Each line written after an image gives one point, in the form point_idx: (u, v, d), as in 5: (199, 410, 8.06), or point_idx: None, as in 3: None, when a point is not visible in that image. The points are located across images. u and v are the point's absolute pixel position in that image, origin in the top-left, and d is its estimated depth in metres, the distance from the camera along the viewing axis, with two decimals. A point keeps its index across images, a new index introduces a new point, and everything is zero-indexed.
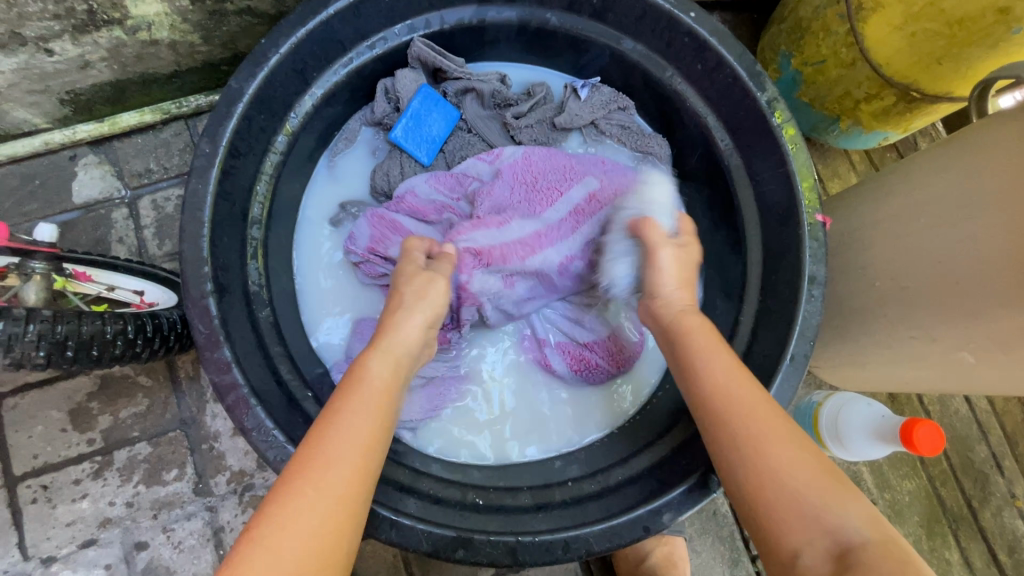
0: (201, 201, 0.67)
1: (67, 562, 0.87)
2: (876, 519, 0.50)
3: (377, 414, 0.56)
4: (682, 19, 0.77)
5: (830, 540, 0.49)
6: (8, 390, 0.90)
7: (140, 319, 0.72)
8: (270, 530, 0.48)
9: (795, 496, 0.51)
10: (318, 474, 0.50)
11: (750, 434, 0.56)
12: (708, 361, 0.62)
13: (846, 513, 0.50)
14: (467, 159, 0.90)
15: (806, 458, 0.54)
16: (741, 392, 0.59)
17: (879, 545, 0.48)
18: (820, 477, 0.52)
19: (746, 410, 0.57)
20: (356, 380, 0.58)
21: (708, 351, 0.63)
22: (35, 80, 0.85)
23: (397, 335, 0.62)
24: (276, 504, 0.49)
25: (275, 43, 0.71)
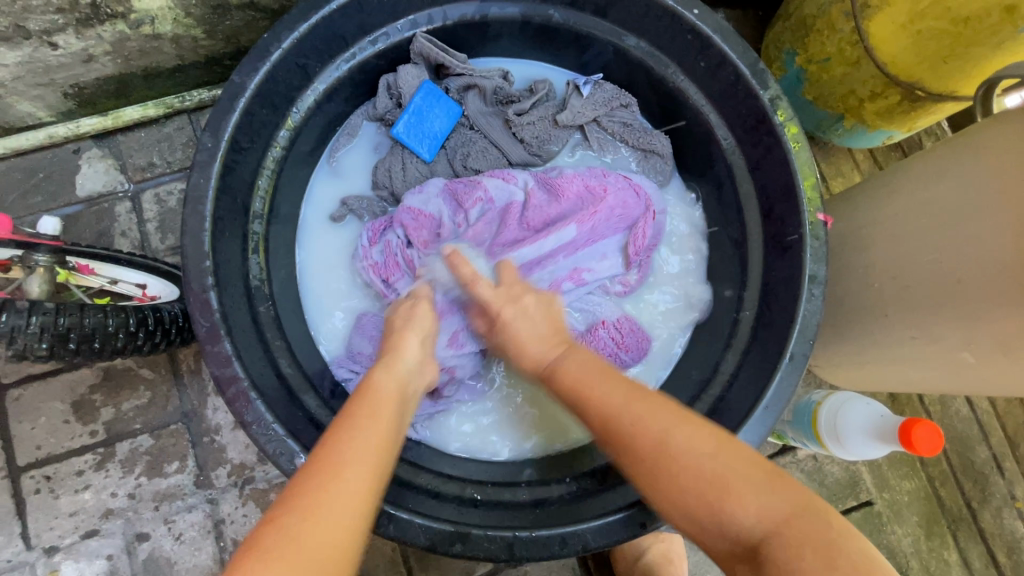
0: (203, 195, 0.68)
1: (70, 552, 0.88)
2: (767, 499, 0.48)
3: (381, 420, 0.56)
4: (685, 16, 0.76)
5: (733, 540, 0.48)
6: (12, 381, 0.90)
7: (141, 313, 0.72)
8: (304, 516, 0.46)
9: (694, 501, 0.50)
10: (336, 483, 0.49)
11: (649, 445, 0.53)
12: (567, 365, 0.64)
13: (742, 501, 0.49)
14: (468, 156, 0.90)
15: (699, 451, 0.52)
16: (647, 413, 0.55)
17: (777, 535, 0.46)
18: (707, 442, 0.53)
19: (632, 426, 0.55)
20: (368, 393, 0.59)
21: (597, 387, 0.59)
22: (39, 73, 0.85)
23: (400, 356, 0.65)
24: (302, 511, 0.46)
25: (277, 38, 0.71)
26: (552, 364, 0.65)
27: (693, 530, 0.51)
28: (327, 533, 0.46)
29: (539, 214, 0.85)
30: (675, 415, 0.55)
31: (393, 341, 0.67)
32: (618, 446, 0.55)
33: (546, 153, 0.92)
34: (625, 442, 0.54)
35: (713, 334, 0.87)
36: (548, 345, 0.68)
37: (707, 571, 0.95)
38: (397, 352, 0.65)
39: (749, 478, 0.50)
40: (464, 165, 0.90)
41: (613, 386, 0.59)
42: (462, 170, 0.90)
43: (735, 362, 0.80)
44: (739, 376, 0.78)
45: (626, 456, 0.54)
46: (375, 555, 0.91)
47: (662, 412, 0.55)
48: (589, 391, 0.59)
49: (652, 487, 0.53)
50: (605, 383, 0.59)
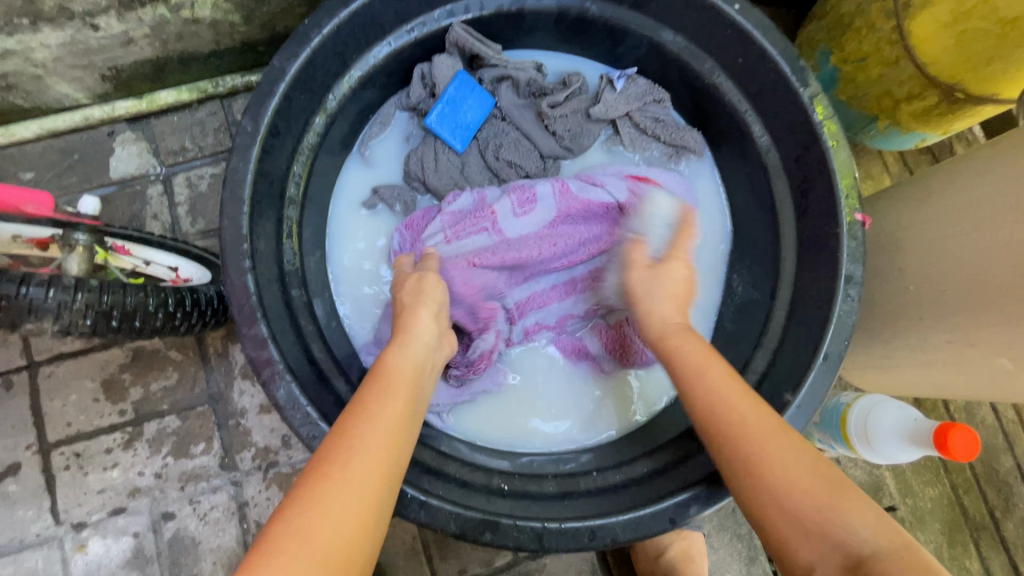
0: (242, 178, 0.68)
1: (97, 528, 0.89)
2: (886, 522, 0.49)
3: (405, 399, 0.56)
4: (726, 11, 0.76)
5: (842, 552, 0.48)
6: (44, 358, 0.92)
7: (179, 293, 0.74)
8: (318, 502, 0.46)
9: (806, 506, 0.51)
10: (341, 474, 0.48)
11: (732, 429, 0.57)
12: (682, 339, 0.65)
13: (860, 517, 0.49)
14: (500, 147, 0.90)
15: (801, 458, 0.54)
16: (750, 413, 0.57)
17: (898, 552, 0.47)
18: (800, 450, 0.54)
19: (739, 421, 0.57)
20: (387, 373, 0.58)
21: (700, 371, 0.61)
22: (79, 55, 0.86)
23: (416, 335, 0.63)
24: (310, 504, 0.46)
25: (318, 24, 0.71)
26: (668, 336, 0.65)
27: (784, 533, 0.51)
28: (334, 539, 0.45)
29: (537, 246, 0.81)
30: (754, 407, 0.58)
31: (405, 318, 0.65)
32: (733, 449, 0.56)
33: (577, 146, 0.92)
34: (739, 443, 0.56)
35: (741, 335, 0.86)
36: (669, 312, 0.68)
37: (726, 571, 0.94)
38: (410, 331, 0.63)
39: (860, 495, 0.51)
40: (495, 156, 0.90)
41: (726, 380, 0.60)
42: (493, 161, 0.90)
43: (765, 360, 0.80)
44: (769, 375, 0.78)
45: (731, 447, 0.56)
46: (396, 542, 0.92)
47: (742, 401, 0.59)
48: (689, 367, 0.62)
49: (761, 478, 0.54)
50: (719, 376, 0.61)
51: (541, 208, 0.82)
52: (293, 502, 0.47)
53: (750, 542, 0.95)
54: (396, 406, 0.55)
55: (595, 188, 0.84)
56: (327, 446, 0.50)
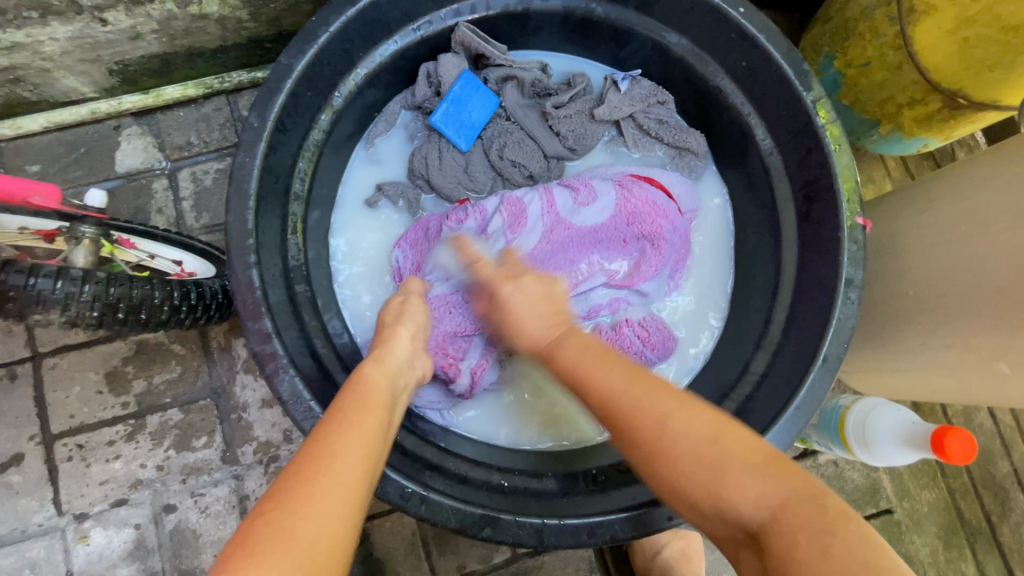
0: (248, 174, 0.68)
1: (99, 520, 0.90)
2: (772, 482, 0.48)
3: (375, 417, 0.55)
4: (731, 14, 0.76)
5: (741, 529, 0.48)
6: (49, 350, 0.92)
7: (185, 286, 0.74)
8: (303, 499, 0.45)
9: (693, 485, 0.50)
10: (326, 474, 0.47)
11: (650, 429, 0.52)
12: (565, 347, 0.61)
13: (740, 489, 0.48)
14: (504, 146, 0.90)
15: (688, 425, 0.52)
16: (646, 398, 0.54)
17: (776, 520, 0.46)
18: (704, 423, 0.52)
19: (637, 403, 0.53)
20: (359, 387, 0.58)
21: (598, 372, 0.57)
22: (87, 49, 0.87)
23: (391, 350, 0.65)
24: (292, 501, 0.45)
25: (325, 21, 0.71)
26: (554, 343, 0.62)
27: (699, 517, 0.51)
28: (318, 537, 0.44)
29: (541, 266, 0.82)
30: (641, 386, 0.55)
31: (382, 347, 0.66)
32: (626, 430, 0.53)
33: (581, 147, 0.92)
34: (642, 445, 0.52)
35: (741, 337, 0.87)
36: (547, 327, 0.64)
37: (723, 571, 0.95)
38: (388, 346, 0.66)
39: (745, 463, 0.49)
40: (499, 155, 0.90)
41: (613, 368, 0.57)
42: (497, 160, 0.90)
43: (764, 361, 0.81)
44: (769, 376, 0.78)
45: (632, 448, 0.53)
46: (395, 538, 0.92)
47: (660, 394, 0.54)
48: (586, 375, 0.57)
49: (664, 463, 0.51)
50: (605, 366, 0.57)
51: (532, 231, 0.83)
52: (253, 530, 0.44)
53: None
54: (364, 422, 0.54)
55: (584, 207, 0.85)
56: (290, 468, 0.48)
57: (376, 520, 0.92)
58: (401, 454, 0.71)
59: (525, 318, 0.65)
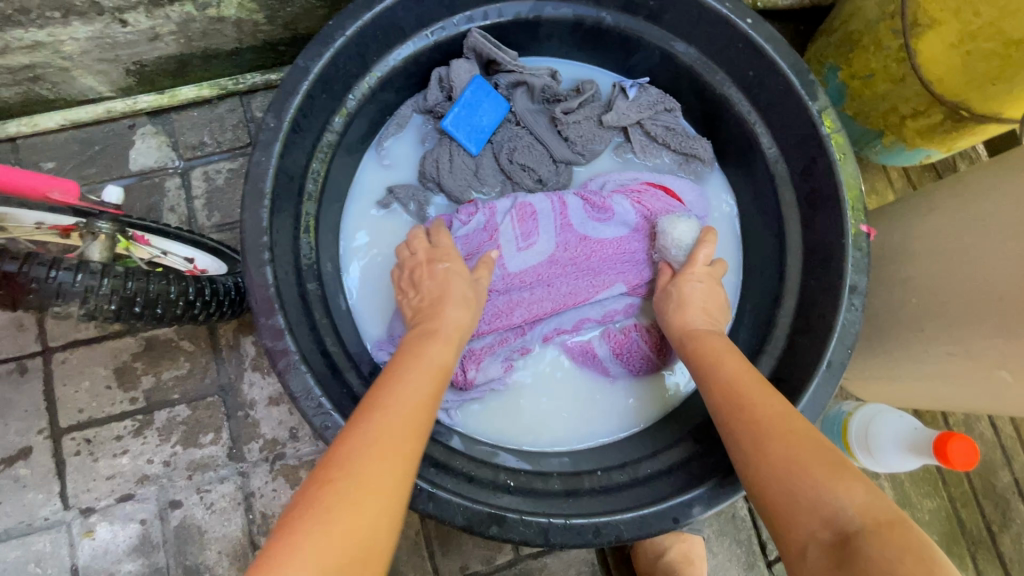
0: (264, 173, 0.70)
1: (105, 514, 0.90)
2: (876, 501, 0.47)
3: (435, 385, 0.58)
4: (738, 24, 0.78)
5: (834, 527, 0.47)
6: (59, 344, 0.93)
7: (199, 283, 0.75)
8: (346, 455, 0.48)
9: (802, 475, 0.51)
10: (372, 433, 0.50)
11: (767, 417, 0.58)
12: (708, 340, 0.71)
13: (849, 494, 0.48)
14: (514, 151, 0.91)
15: (798, 438, 0.54)
16: (761, 402, 0.60)
17: (878, 528, 0.45)
18: (807, 434, 0.55)
19: (758, 411, 0.59)
20: (417, 354, 0.60)
21: (723, 361, 0.66)
22: (106, 49, 0.88)
23: (451, 317, 0.66)
24: (341, 456, 0.48)
25: (342, 25, 0.73)
26: (700, 332, 0.73)
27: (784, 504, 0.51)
28: (354, 489, 0.46)
29: (548, 275, 0.83)
30: (779, 411, 0.58)
31: (431, 316, 0.66)
32: (741, 423, 0.59)
33: (589, 153, 0.94)
34: (758, 420, 0.58)
35: (745, 342, 0.88)
36: (693, 317, 0.75)
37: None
38: (445, 304, 0.68)
39: (848, 472, 0.50)
40: (509, 159, 0.92)
41: (738, 368, 0.65)
42: (507, 164, 0.91)
43: (768, 366, 0.82)
44: (773, 381, 0.79)
45: (744, 425, 0.58)
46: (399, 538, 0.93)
47: (774, 403, 0.60)
48: (721, 368, 0.65)
49: (768, 446, 0.55)
50: (734, 365, 0.66)
51: (544, 238, 0.83)
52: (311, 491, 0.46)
53: (749, 548, 0.96)
54: (422, 393, 0.56)
55: (596, 221, 0.85)
56: (355, 435, 0.50)
57: None
58: None
59: (690, 306, 0.76)
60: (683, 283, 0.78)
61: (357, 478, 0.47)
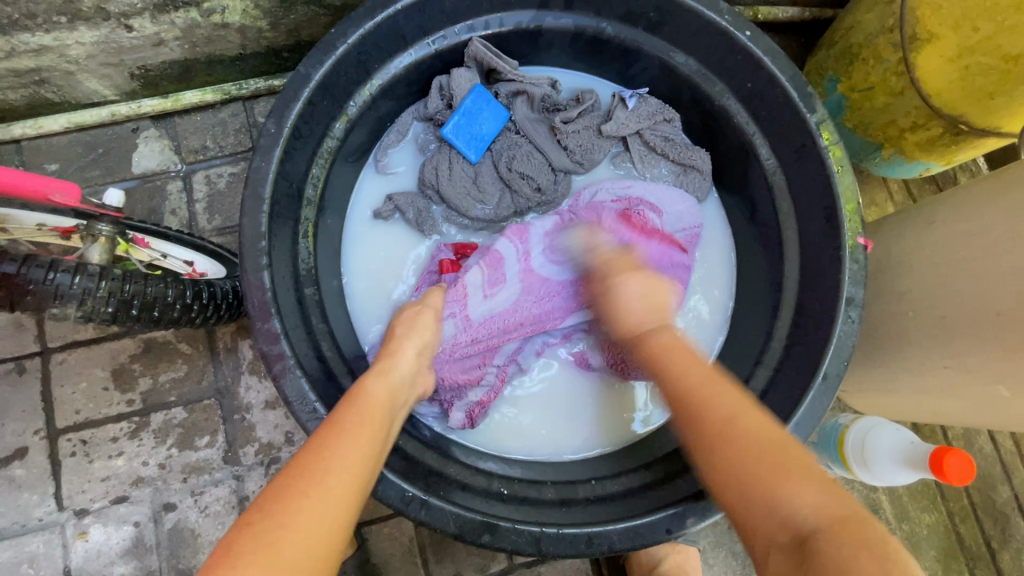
0: (263, 178, 0.70)
1: (99, 516, 0.90)
2: (828, 498, 0.47)
3: (375, 427, 0.55)
4: (737, 37, 0.78)
5: (789, 530, 0.47)
6: (58, 345, 0.94)
7: (197, 286, 0.75)
8: (285, 502, 0.45)
9: (759, 482, 0.50)
10: (317, 478, 0.47)
11: (716, 420, 0.55)
12: (658, 337, 0.63)
13: (800, 493, 0.48)
14: (513, 159, 0.92)
15: (751, 435, 0.53)
16: (717, 395, 0.56)
17: (833, 530, 0.45)
18: (764, 432, 0.53)
19: (723, 412, 0.55)
20: (358, 398, 0.58)
21: (682, 362, 0.60)
22: (111, 54, 0.89)
23: (395, 366, 0.65)
24: (282, 503, 0.45)
25: (344, 33, 0.74)
26: (647, 332, 0.64)
27: (745, 513, 0.50)
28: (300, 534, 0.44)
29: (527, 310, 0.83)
30: (730, 405, 0.56)
31: (387, 357, 0.66)
32: (690, 419, 0.56)
33: (588, 162, 0.94)
34: (711, 415, 0.55)
35: (743, 353, 0.88)
36: (640, 319, 0.65)
37: None
38: (391, 361, 0.65)
39: (808, 472, 0.49)
40: (508, 167, 0.92)
41: (693, 363, 0.59)
42: (506, 172, 0.92)
43: (765, 378, 0.81)
44: (769, 392, 0.79)
45: (699, 427, 0.55)
46: (393, 544, 0.92)
47: (725, 394, 0.57)
48: (671, 364, 0.60)
49: (723, 450, 0.53)
50: (686, 359, 0.60)
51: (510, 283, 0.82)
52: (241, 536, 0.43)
53: (744, 560, 0.95)
54: (359, 426, 0.54)
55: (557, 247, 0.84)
56: (284, 482, 0.47)
57: (375, 525, 0.93)
58: (402, 458, 0.71)
59: (628, 306, 0.66)
60: (620, 283, 0.68)
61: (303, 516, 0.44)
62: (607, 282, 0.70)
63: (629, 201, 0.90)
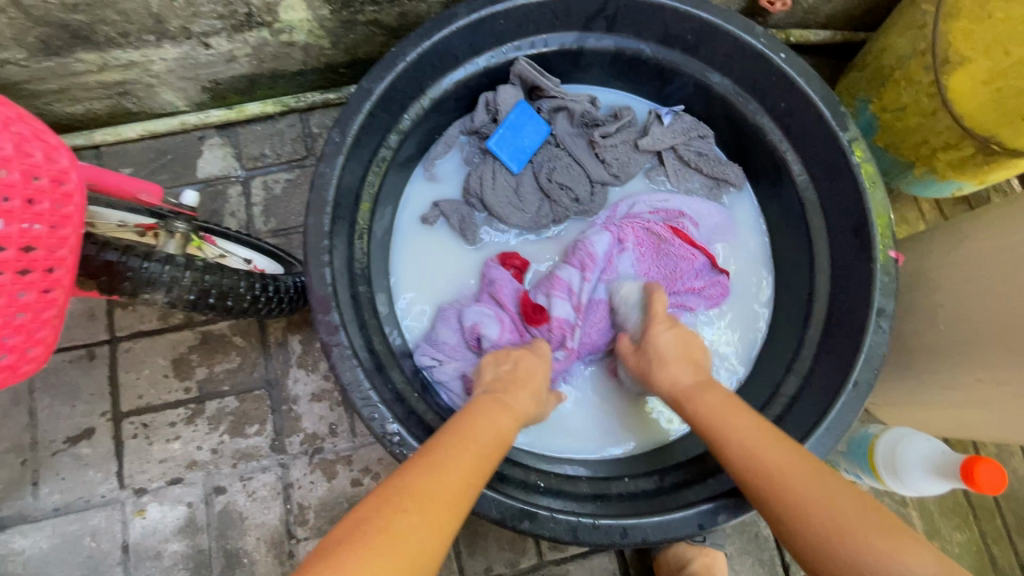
0: (327, 183, 0.77)
1: (155, 495, 0.96)
2: (940, 561, 0.52)
3: (488, 460, 0.61)
4: (773, 58, 0.82)
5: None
6: (125, 334, 1.01)
7: (265, 279, 0.81)
8: (419, 516, 0.52)
9: (857, 545, 0.52)
10: (441, 500, 0.54)
11: (797, 477, 0.58)
12: (702, 397, 0.69)
13: (918, 560, 0.51)
14: (553, 170, 0.97)
15: (839, 500, 0.56)
16: (779, 457, 0.61)
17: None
18: (850, 493, 0.57)
19: (780, 470, 0.59)
20: (475, 422, 0.64)
21: (732, 419, 0.65)
22: (188, 68, 0.98)
23: (512, 398, 0.70)
24: (416, 515, 0.52)
25: (404, 52, 0.80)
26: (693, 393, 0.70)
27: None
28: (420, 548, 0.50)
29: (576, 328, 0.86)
30: (800, 458, 0.60)
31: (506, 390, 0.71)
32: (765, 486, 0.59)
33: (624, 174, 0.99)
34: (785, 485, 0.58)
35: (772, 362, 0.90)
36: (676, 371, 0.72)
37: None
38: (503, 400, 0.69)
39: (905, 532, 0.54)
40: (548, 179, 0.97)
41: (744, 421, 0.65)
42: (546, 183, 0.97)
43: (795, 386, 0.84)
44: (800, 399, 0.81)
45: (778, 501, 0.57)
46: None
47: (787, 452, 0.61)
48: (728, 426, 0.65)
49: (810, 520, 0.55)
50: (738, 419, 0.65)
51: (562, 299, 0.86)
52: (384, 512, 0.52)
53: (771, 569, 0.96)
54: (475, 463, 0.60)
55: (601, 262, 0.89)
56: (416, 494, 0.53)
57: None
58: None
59: (669, 360, 0.73)
60: (652, 335, 0.76)
61: (425, 538, 0.51)
62: (641, 341, 0.77)
63: (668, 213, 0.95)
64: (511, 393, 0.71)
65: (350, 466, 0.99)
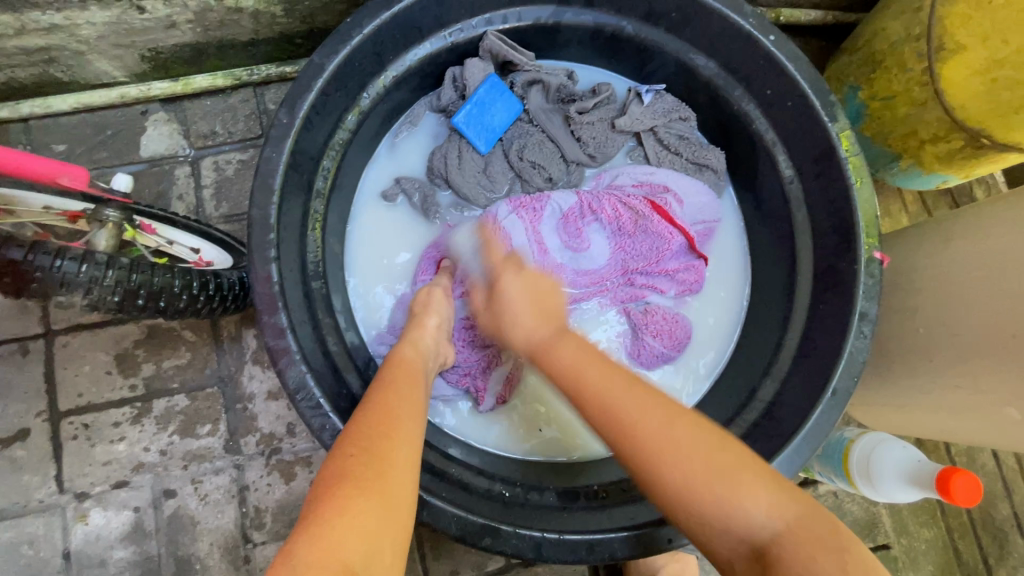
0: (273, 169, 0.69)
1: (99, 499, 0.91)
2: (780, 497, 0.49)
3: (419, 394, 0.62)
4: (761, 41, 0.76)
5: (750, 541, 0.48)
6: (62, 327, 0.93)
7: (205, 277, 0.76)
8: (382, 454, 0.52)
9: (702, 490, 0.49)
10: (388, 439, 0.54)
11: (649, 430, 0.52)
12: (560, 348, 0.61)
13: (753, 497, 0.49)
14: (524, 147, 0.91)
15: (692, 435, 0.52)
16: (637, 412, 0.53)
17: (790, 534, 0.47)
18: (705, 438, 0.52)
19: (630, 422, 0.53)
20: (400, 363, 0.66)
21: (589, 376, 0.57)
22: (122, 35, 0.88)
23: (424, 331, 0.72)
24: (374, 455, 0.52)
25: (360, 23, 0.72)
26: (543, 339, 0.63)
27: (702, 529, 0.50)
28: (380, 489, 0.49)
29: None
30: (646, 398, 0.54)
31: (413, 328, 0.72)
32: (625, 453, 0.53)
33: (600, 155, 0.93)
34: (638, 446, 0.52)
35: (750, 364, 0.87)
36: (531, 325, 0.65)
37: None
38: (420, 325, 0.72)
39: (756, 471, 0.51)
40: (519, 156, 0.91)
41: (604, 372, 0.57)
42: (516, 161, 0.91)
43: (772, 390, 0.81)
44: (778, 404, 0.78)
45: (624, 449, 0.53)
46: None
47: (657, 411, 0.53)
48: (584, 380, 0.57)
49: (661, 474, 0.51)
50: (596, 371, 0.57)
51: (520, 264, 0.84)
52: (332, 475, 0.50)
53: None
54: (411, 404, 0.59)
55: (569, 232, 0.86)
56: (362, 439, 0.53)
57: None
58: None
59: (518, 309, 0.67)
60: (503, 285, 0.70)
61: (394, 482, 0.50)
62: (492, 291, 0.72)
63: (652, 187, 0.90)
64: (427, 317, 0.74)
65: (309, 467, 0.94)
